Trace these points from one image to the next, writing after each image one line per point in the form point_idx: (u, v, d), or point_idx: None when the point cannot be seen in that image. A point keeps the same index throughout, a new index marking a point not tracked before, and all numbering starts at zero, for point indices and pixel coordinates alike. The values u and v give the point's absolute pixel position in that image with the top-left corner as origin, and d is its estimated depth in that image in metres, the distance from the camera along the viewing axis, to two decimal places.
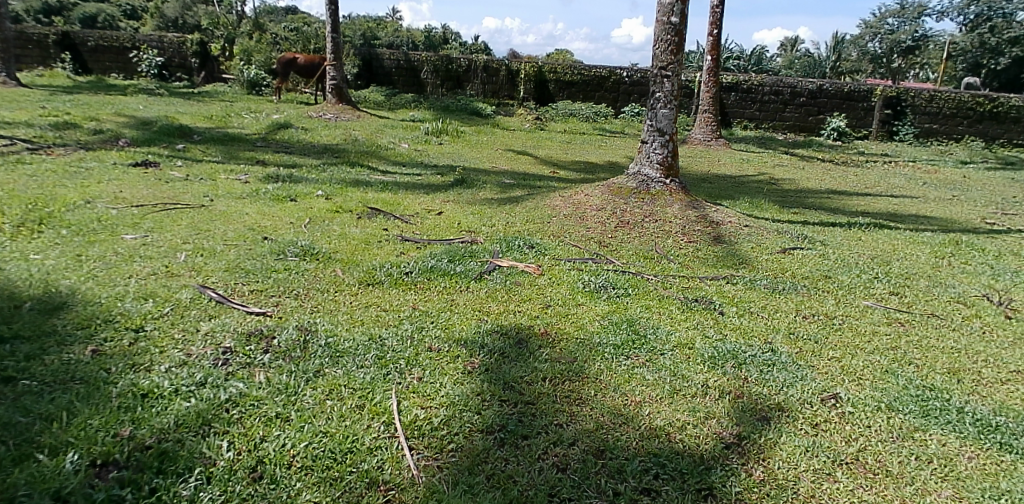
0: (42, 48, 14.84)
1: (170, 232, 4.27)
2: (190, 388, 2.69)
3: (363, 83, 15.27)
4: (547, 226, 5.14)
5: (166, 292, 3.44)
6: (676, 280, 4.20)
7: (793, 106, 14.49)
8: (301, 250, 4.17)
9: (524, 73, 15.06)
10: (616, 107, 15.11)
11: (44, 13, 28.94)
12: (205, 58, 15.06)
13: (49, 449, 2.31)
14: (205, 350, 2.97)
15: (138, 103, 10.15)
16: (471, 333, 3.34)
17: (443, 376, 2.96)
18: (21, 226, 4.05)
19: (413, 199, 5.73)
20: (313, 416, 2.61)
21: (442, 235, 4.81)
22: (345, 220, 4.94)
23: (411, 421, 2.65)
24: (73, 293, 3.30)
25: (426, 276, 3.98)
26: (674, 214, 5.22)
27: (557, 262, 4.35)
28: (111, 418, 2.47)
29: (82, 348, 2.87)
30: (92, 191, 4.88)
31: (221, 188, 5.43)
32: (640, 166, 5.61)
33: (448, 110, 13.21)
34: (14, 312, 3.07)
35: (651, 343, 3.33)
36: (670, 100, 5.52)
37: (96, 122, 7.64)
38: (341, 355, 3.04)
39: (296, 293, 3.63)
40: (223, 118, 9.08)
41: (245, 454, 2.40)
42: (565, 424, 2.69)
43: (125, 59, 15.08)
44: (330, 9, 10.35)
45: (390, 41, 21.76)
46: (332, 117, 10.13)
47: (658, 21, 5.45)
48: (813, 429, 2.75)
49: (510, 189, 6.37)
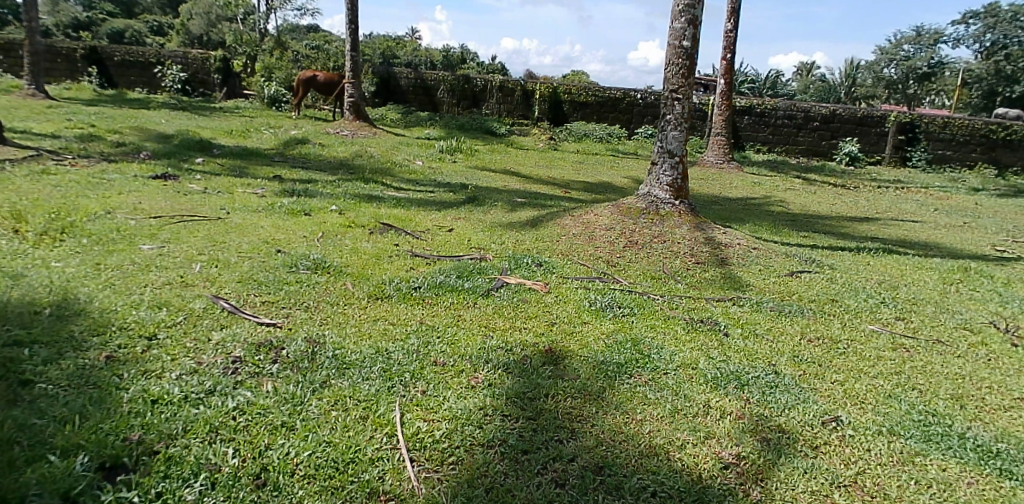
0: (70, 62, 15.12)
1: (186, 243, 4.37)
2: (198, 396, 2.76)
3: (380, 101, 15.54)
4: (555, 244, 5.19)
5: (180, 301, 3.53)
6: (683, 301, 4.24)
7: (806, 130, 14.51)
8: (312, 264, 4.25)
9: (538, 93, 15.21)
10: (629, 129, 15.18)
11: (73, 28, 29.66)
12: (227, 74, 15.41)
13: (61, 451, 2.37)
14: (216, 358, 3.04)
15: (161, 117, 10.39)
16: (476, 348, 3.38)
17: (446, 389, 3.00)
18: (43, 234, 4.16)
19: (425, 216, 5.81)
20: (318, 425, 2.67)
21: (453, 251, 4.88)
22: (357, 235, 5.02)
23: (413, 433, 2.69)
24: (91, 301, 3.38)
25: (435, 291, 4.05)
26: (682, 235, 5.25)
27: (564, 280, 4.39)
28: (122, 422, 2.53)
29: (96, 354, 2.95)
30: (112, 202, 5.00)
31: (238, 202, 5.54)
32: (650, 187, 5.67)
33: (462, 129, 13.36)
34: (34, 317, 3.15)
35: (655, 362, 3.36)
36: (681, 122, 5.58)
37: (119, 135, 7.80)
38: (348, 367, 3.10)
39: (307, 305, 3.71)
40: (243, 133, 9.26)
41: (250, 461, 2.45)
42: (565, 439, 2.72)
43: (150, 74, 15.43)
44: (350, 27, 10.53)
45: (409, 60, 22.14)
46: (348, 134, 10.28)
47: (670, 44, 5.52)
48: (813, 452, 2.76)
49: (520, 207, 6.44)
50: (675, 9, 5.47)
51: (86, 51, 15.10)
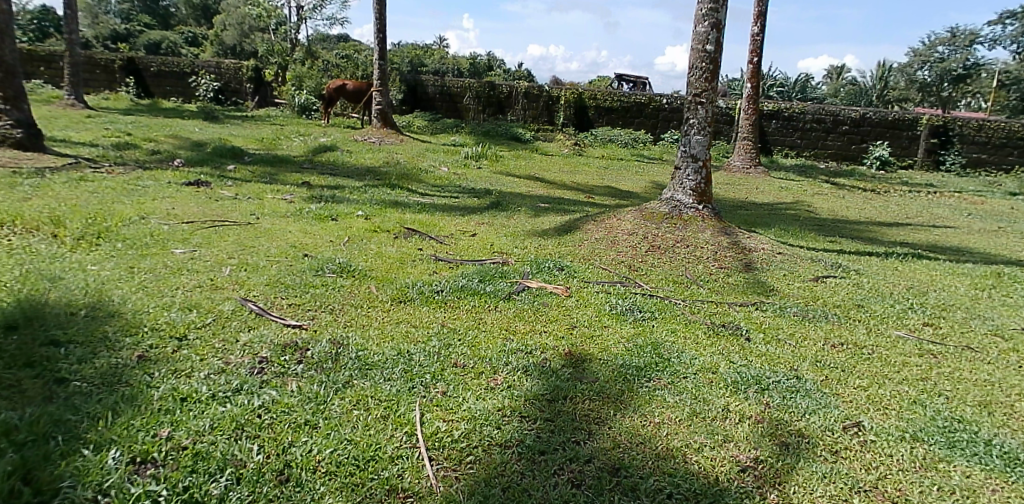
0: (108, 73, 15.57)
1: (216, 247, 4.49)
2: (226, 394, 2.84)
3: (407, 108, 15.74)
4: (578, 249, 5.21)
5: (210, 303, 3.64)
6: (705, 305, 4.23)
7: (835, 134, 14.29)
8: (338, 268, 4.34)
9: (564, 99, 15.23)
10: (655, 134, 15.13)
11: (112, 39, 30.53)
12: (258, 84, 15.75)
13: (94, 445, 2.46)
14: (243, 358, 3.13)
15: (195, 125, 10.66)
16: (496, 351, 3.42)
17: (466, 391, 3.05)
18: (81, 238, 4.31)
19: (449, 221, 5.88)
20: (340, 424, 2.73)
21: (475, 255, 4.94)
22: (381, 239, 5.10)
23: (432, 432, 2.74)
24: (125, 303, 3.51)
25: (457, 295, 4.10)
26: (705, 240, 5.23)
27: (586, 285, 4.41)
28: (152, 419, 2.62)
29: (129, 353, 3.06)
30: (146, 208, 5.16)
31: (267, 207, 5.67)
32: (673, 192, 5.67)
33: (488, 135, 13.45)
34: (70, 318, 3.27)
35: (675, 366, 3.36)
36: (704, 127, 5.57)
37: (154, 144, 8.03)
38: (370, 368, 3.16)
39: (332, 307, 3.79)
40: (273, 141, 9.46)
41: (274, 458, 2.52)
42: (583, 441, 2.74)
43: (185, 83, 15.83)
44: (377, 36, 10.69)
45: (436, 67, 22.36)
46: (376, 141, 10.44)
47: (694, 48, 5.52)
48: (833, 456, 2.74)
49: (544, 213, 6.47)
50: (698, 14, 5.47)
51: (124, 62, 15.56)
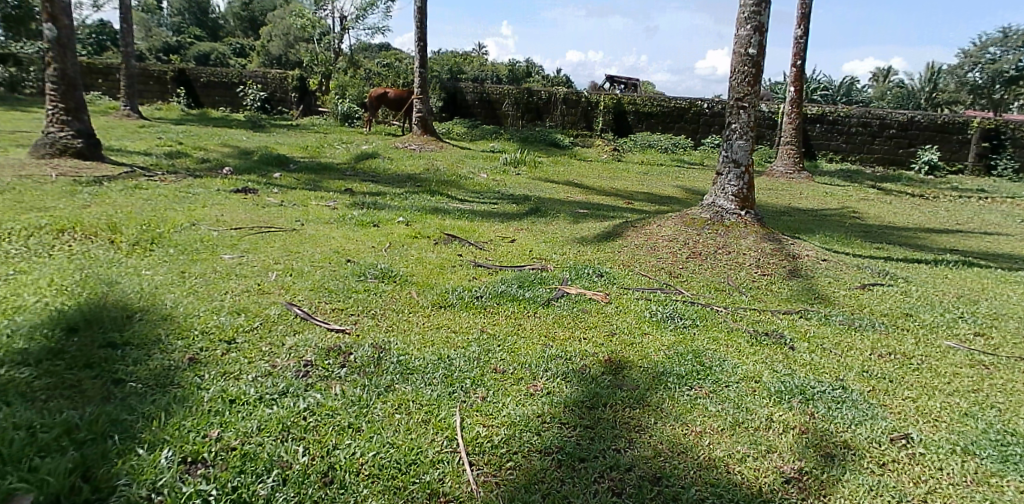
0: (161, 84, 16.13)
1: (263, 253, 4.62)
2: (273, 396, 2.93)
3: (447, 115, 15.92)
4: (617, 255, 5.20)
5: (257, 307, 3.74)
6: (747, 313, 4.17)
7: (881, 138, 13.94)
8: (380, 273, 4.42)
9: (603, 105, 15.19)
10: (695, 139, 14.97)
11: (164, 51, 31.58)
12: (303, 93, 16.09)
13: (148, 444, 2.55)
14: (289, 362, 3.22)
15: (243, 134, 10.96)
16: (535, 357, 3.44)
17: (506, 396, 3.07)
18: (136, 244, 4.47)
19: (488, 227, 5.93)
20: (382, 427, 2.78)
21: (514, 261, 4.96)
22: (422, 245, 5.18)
23: (472, 437, 2.77)
24: (177, 306, 3.63)
25: (496, 300, 4.13)
26: (747, 246, 5.17)
27: (625, 291, 4.40)
28: (202, 420, 2.71)
29: (181, 356, 3.17)
30: (197, 215, 5.33)
31: (311, 213, 5.80)
32: (715, 197, 5.61)
33: (527, 141, 13.50)
34: (126, 320, 3.40)
35: (717, 374, 3.33)
36: (746, 131, 5.51)
37: (204, 152, 8.28)
38: (411, 372, 3.21)
39: (374, 312, 3.86)
40: (317, 149, 9.66)
41: (319, 460, 2.58)
42: (623, 449, 2.74)
43: (233, 93, 16.28)
44: (418, 45, 10.85)
45: (475, 74, 22.56)
46: (417, 148, 10.57)
47: (736, 52, 5.47)
48: (880, 469, 2.68)
49: (583, 219, 6.47)
50: (740, 17, 5.42)
51: (176, 73, 16.10)
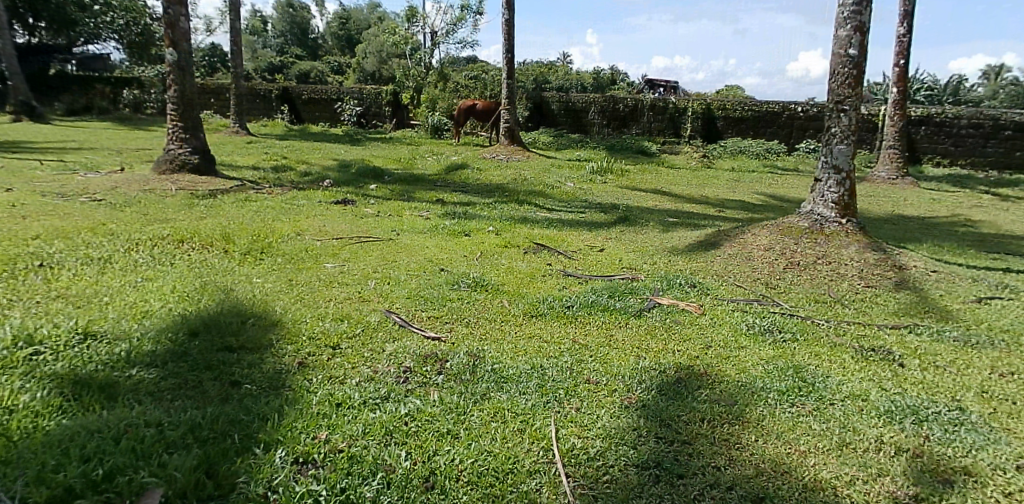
0: (268, 102, 17.20)
1: (362, 261, 4.81)
2: (375, 401, 3.05)
3: (533, 125, 16.08)
4: (710, 265, 5.09)
5: (358, 314, 3.91)
6: (851, 327, 3.99)
7: (996, 140, 12.98)
8: (472, 282, 4.51)
9: (691, 111, 14.87)
10: (789, 144, 14.40)
11: (268, 71, 33.44)
12: (396, 107, 16.55)
13: (264, 444, 2.70)
14: (389, 367, 3.34)
15: (340, 147, 11.46)
16: (629, 368, 3.42)
17: (600, 408, 3.07)
18: (247, 253, 4.76)
19: (577, 236, 5.94)
20: (479, 435, 2.84)
21: (605, 271, 4.95)
22: (512, 254, 5.25)
23: (568, 449, 2.79)
24: (286, 313, 3.84)
25: (587, 310, 4.14)
26: (849, 256, 4.95)
27: (720, 302, 4.30)
28: (312, 422, 2.86)
29: (291, 360, 3.35)
30: (302, 225, 5.61)
31: (406, 223, 5.99)
32: (813, 205, 5.41)
33: (613, 149, 13.43)
34: (241, 325, 3.63)
35: (820, 391, 3.21)
36: (848, 135, 5.28)
37: (306, 165, 8.71)
38: (506, 381, 3.26)
39: (467, 320, 3.95)
40: (409, 160, 9.97)
41: (420, 465, 2.67)
42: (722, 466, 2.69)
43: (331, 109, 17.04)
44: (505, 57, 11.00)
45: (561, 84, 22.64)
46: (504, 158, 10.71)
47: (835, 53, 5.25)
48: (1005, 499, 2.51)
49: (673, 227, 6.37)
50: (839, 17, 5.20)
51: (281, 91, 17.12)
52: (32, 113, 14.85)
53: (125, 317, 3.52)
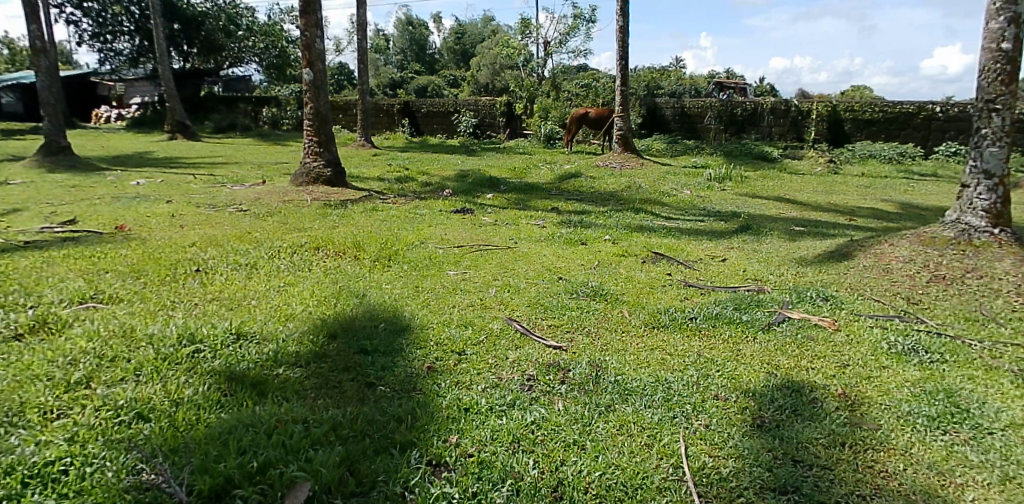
0: (390, 116, 18.04)
1: (483, 269, 4.92)
2: (502, 408, 3.10)
3: (647, 132, 15.84)
4: (843, 277, 4.81)
5: (481, 321, 4.00)
6: (1010, 349, 3.64)
7: None
8: (591, 291, 4.50)
9: (815, 113, 14.14)
10: (927, 147, 13.42)
11: (390, 87, 34.99)
12: (510, 117, 16.83)
13: (399, 445, 2.82)
14: (513, 375, 3.39)
15: (456, 158, 11.80)
16: (759, 385, 3.29)
17: (730, 426, 2.97)
18: (377, 260, 5.00)
19: (696, 245, 5.79)
20: (606, 448, 2.82)
21: (728, 282, 4.79)
22: (630, 263, 5.19)
23: (699, 467, 2.72)
24: (413, 318, 3.99)
25: (711, 323, 4.02)
26: (1005, 270, 4.51)
27: (856, 318, 4.05)
28: (442, 425, 2.95)
29: (420, 364, 3.48)
30: (425, 233, 5.82)
31: (523, 232, 6.07)
32: (960, 214, 4.98)
33: (731, 156, 13.01)
34: (374, 329, 3.81)
35: (977, 419, 2.95)
36: (1001, 137, 4.83)
37: (426, 176, 9.03)
38: (630, 393, 3.23)
39: (588, 330, 3.94)
40: (523, 170, 10.10)
41: (548, 474, 2.68)
42: (869, 496, 2.53)
43: (449, 121, 17.57)
44: (619, 64, 10.93)
45: (674, 89, 22.22)
46: (617, 166, 10.61)
47: (986, 48, 4.82)
48: None
49: (800, 237, 6.08)
50: (991, 8, 4.78)
51: (402, 106, 17.90)
52: (186, 131, 16.34)
53: (271, 319, 3.79)
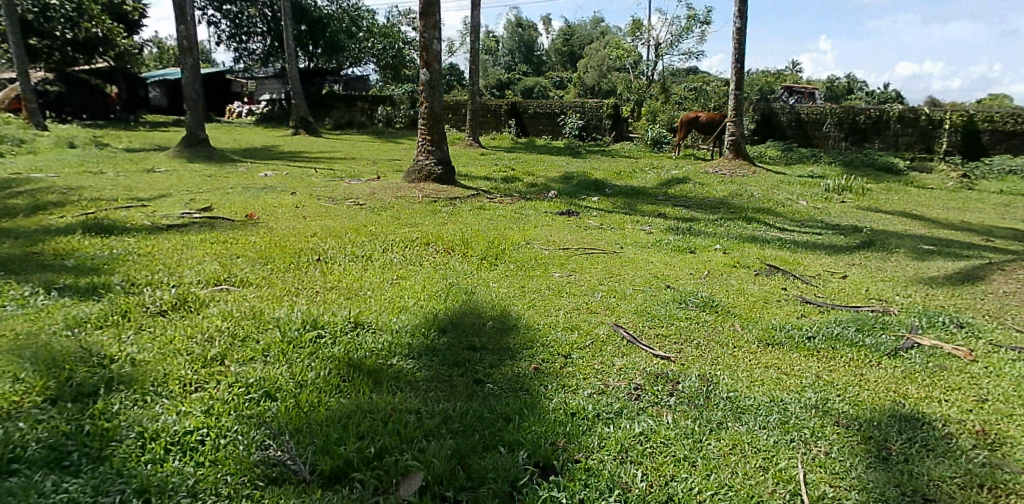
0: (497, 116, 18.34)
1: (589, 273, 4.91)
2: (609, 415, 3.08)
3: (759, 138, 15.17)
4: (980, 303, 4.45)
5: (587, 326, 3.99)
6: None
7: None
8: (701, 302, 4.39)
9: (949, 123, 13.22)
10: None
11: (497, 87, 35.48)
12: (617, 119, 16.47)
13: (507, 443, 2.85)
14: (620, 383, 3.36)
15: (561, 160, 11.82)
16: (885, 414, 3.10)
17: (853, 455, 2.82)
18: (484, 258, 5.09)
19: (814, 259, 5.52)
20: (718, 467, 2.75)
21: (849, 301, 4.54)
22: (742, 275, 5.02)
23: (819, 497, 2.60)
24: (520, 318, 4.03)
25: (831, 344, 3.82)
26: None
27: (996, 349, 3.73)
28: (550, 428, 2.96)
29: (527, 365, 3.51)
30: (531, 234, 5.87)
31: (629, 237, 5.99)
32: None
33: (852, 166, 12.35)
34: (482, 327, 3.87)
35: None
36: None
37: (532, 177, 9.09)
38: (743, 411, 3.12)
39: (697, 342, 3.84)
40: (629, 174, 9.98)
41: (657, 488, 2.64)
42: None
43: (555, 123, 17.58)
44: (735, 67, 10.58)
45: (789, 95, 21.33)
46: (727, 173, 10.28)
47: None
48: None
49: (930, 256, 5.67)
50: None
51: (510, 106, 18.16)
52: (309, 127, 17.22)
53: (386, 311, 3.94)
